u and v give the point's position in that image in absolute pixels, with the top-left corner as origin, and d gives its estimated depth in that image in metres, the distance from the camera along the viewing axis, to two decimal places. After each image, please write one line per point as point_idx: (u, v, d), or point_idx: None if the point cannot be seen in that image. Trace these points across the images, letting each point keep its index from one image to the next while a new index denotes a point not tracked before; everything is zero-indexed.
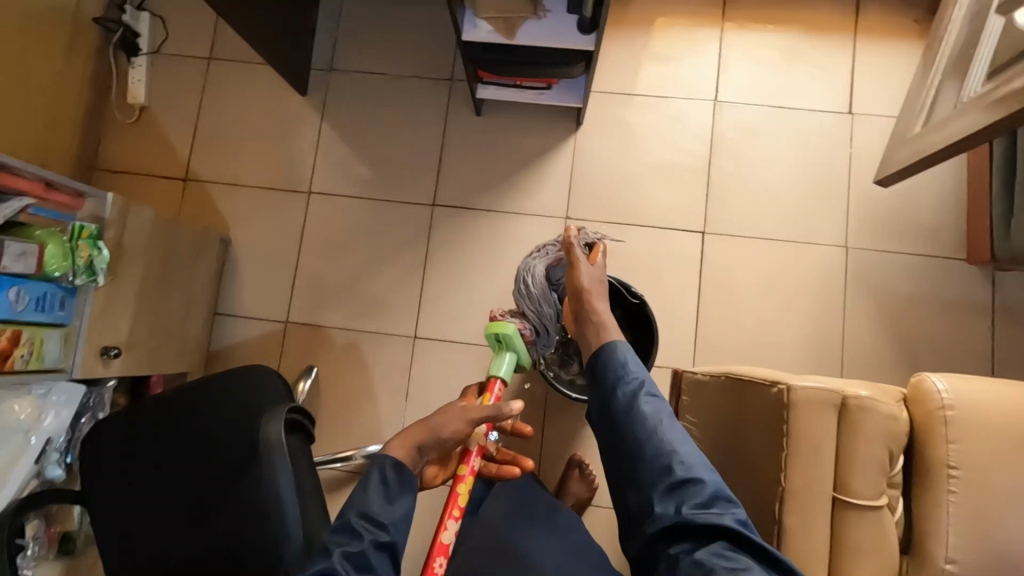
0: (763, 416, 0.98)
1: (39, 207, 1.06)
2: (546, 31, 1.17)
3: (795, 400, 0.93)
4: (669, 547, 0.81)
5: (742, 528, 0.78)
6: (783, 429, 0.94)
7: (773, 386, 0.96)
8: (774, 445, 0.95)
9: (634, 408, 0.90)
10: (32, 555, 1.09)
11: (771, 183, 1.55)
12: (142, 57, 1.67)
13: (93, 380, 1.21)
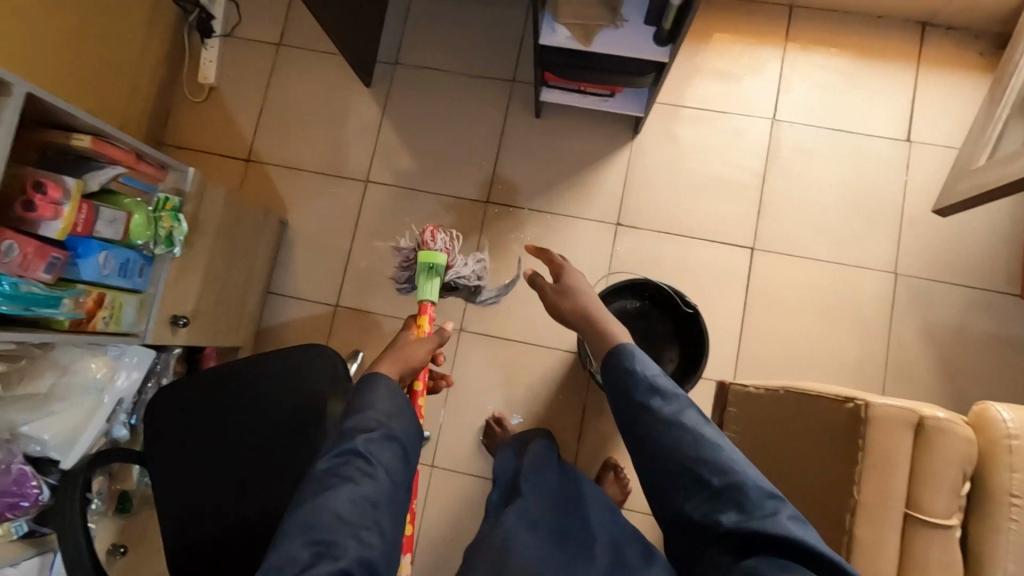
0: (833, 430, 0.98)
1: (129, 176, 1.09)
2: (622, 40, 1.20)
3: (873, 417, 0.92)
4: (720, 560, 0.71)
5: (799, 533, 0.67)
6: (859, 444, 0.94)
7: (849, 402, 0.96)
8: (847, 459, 0.95)
9: (652, 409, 0.78)
10: (96, 510, 1.14)
11: (824, 205, 1.57)
12: (215, 39, 1.72)
13: (161, 346, 1.25)
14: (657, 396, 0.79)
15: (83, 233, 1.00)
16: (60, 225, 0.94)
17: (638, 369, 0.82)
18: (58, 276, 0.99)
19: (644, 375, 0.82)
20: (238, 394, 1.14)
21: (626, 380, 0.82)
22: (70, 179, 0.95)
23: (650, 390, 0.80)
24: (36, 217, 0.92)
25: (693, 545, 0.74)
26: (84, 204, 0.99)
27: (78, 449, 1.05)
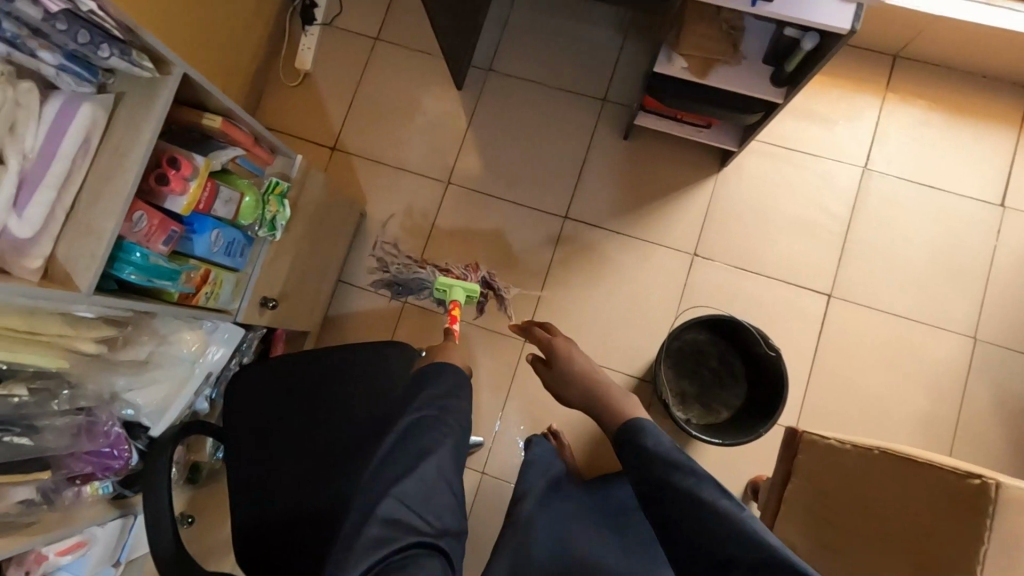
0: (944, 503, 0.93)
1: (245, 158, 1.11)
2: (738, 76, 1.20)
3: (1005, 496, 0.89)
4: None
5: None
6: (985, 523, 0.89)
7: (976, 477, 0.91)
8: (970, 534, 0.90)
9: (675, 482, 0.75)
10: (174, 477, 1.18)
11: (906, 260, 1.55)
12: (316, 27, 1.76)
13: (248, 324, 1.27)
14: (676, 473, 0.76)
15: (202, 210, 1.02)
16: (186, 201, 0.96)
17: (653, 446, 0.81)
18: (172, 248, 1.01)
19: (661, 452, 0.79)
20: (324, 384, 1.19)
21: (646, 456, 0.80)
22: (199, 158, 0.97)
23: (669, 465, 0.77)
24: (166, 190, 0.94)
25: None
26: (208, 183, 1.00)
27: (168, 417, 1.08)
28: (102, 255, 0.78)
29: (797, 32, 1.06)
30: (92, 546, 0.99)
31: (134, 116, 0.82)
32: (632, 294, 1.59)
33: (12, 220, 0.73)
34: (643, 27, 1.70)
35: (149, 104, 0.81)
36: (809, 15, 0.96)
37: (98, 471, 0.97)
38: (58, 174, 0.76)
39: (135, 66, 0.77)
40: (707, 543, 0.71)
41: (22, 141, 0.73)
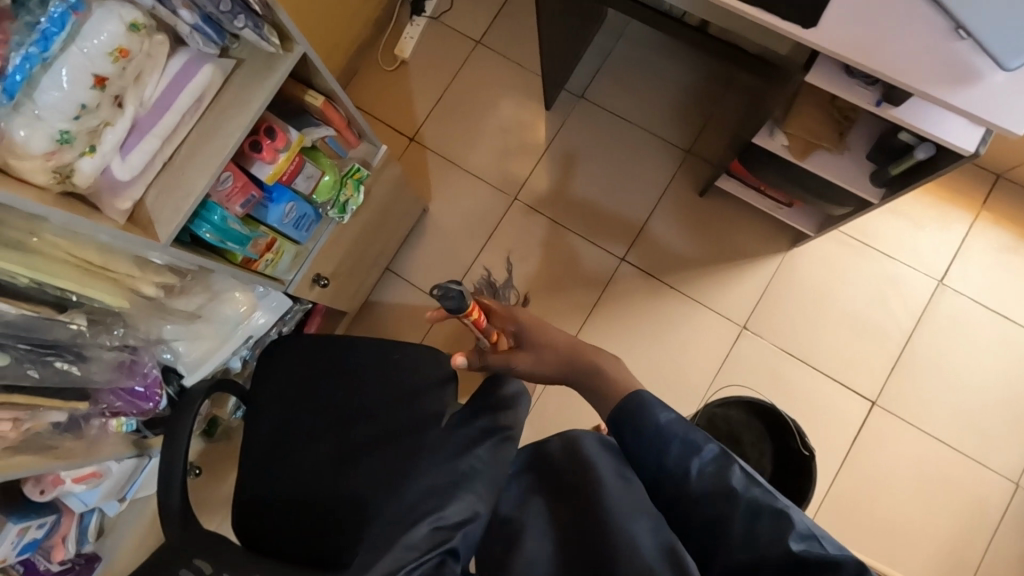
0: None
1: (334, 139, 1.11)
2: (837, 167, 1.17)
3: None
4: None
5: None
6: None
7: None
8: None
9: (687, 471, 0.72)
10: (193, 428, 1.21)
11: (963, 387, 1.48)
12: (423, 19, 1.78)
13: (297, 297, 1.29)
14: (693, 456, 0.73)
15: (284, 181, 1.04)
16: (271, 170, 0.98)
17: (663, 423, 0.76)
18: (246, 212, 1.03)
19: (671, 432, 0.75)
20: (354, 374, 1.21)
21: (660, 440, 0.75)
22: (294, 133, 0.99)
23: (683, 447, 0.74)
24: (257, 157, 0.96)
25: None
26: (296, 158, 1.02)
27: (202, 371, 1.10)
28: (187, 210, 0.80)
29: (912, 138, 1.03)
30: (104, 479, 1.02)
31: (248, 84, 0.83)
32: (671, 352, 1.56)
33: (116, 161, 0.75)
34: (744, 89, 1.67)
35: (263, 78, 0.83)
36: (935, 128, 0.91)
37: (127, 409, 0.98)
38: (167, 126, 0.77)
39: (262, 39, 0.79)
40: (736, 533, 0.66)
41: (142, 90, 0.75)
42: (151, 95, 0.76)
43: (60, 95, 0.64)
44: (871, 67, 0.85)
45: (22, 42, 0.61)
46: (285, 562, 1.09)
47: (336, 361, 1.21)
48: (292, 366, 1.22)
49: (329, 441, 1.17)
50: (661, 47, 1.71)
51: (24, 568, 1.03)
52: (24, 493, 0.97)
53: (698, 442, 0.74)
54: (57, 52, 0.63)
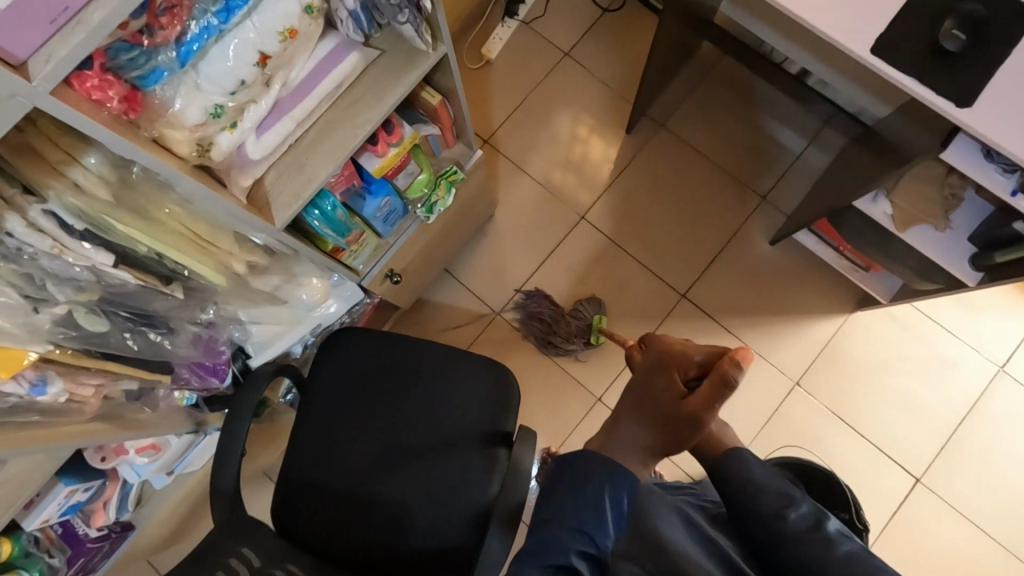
0: None
1: (435, 137, 1.09)
2: (937, 245, 1.14)
3: None
4: None
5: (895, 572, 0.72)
6: None
7: None
8: None
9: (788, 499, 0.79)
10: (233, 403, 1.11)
11: (1011, 477, 1.46)
12: (514, 22, 1.75)
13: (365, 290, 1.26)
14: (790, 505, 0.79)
15: (387, 176, 1.01)
16: (380, 163, 0.95)
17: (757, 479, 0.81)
18: (342, 200, 1.01)
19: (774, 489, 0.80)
20: (415, 378, 1.18)
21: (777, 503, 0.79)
22: (408, 129, 0.97)
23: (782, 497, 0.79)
24: (367, 150, 0.93)
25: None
26: (404, 154, 0.99)
27: (269, 353, 1.07)
28: (308, 198, 0.78)
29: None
30: (162, 453, 1.01)
31: (386, 78, 0.81)
32: None
33: (251, 139, 0.72)
34: (828, 144, 1.65)
35: (404, 73, 0.80)
36: None
37: (194, 381, 0.95)
38: (305, 110, 0.75)
39: (416, 37, 0.76)
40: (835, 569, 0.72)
41: (290, 70, 0.72)
42: (296, 76, 0.73)
43: (226, 68, 0.61)
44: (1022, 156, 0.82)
45: (206, 10, 0.58)
46: (323, 552, 1.10)
47: (400, 360, 1.19)
48: (356, 360, 1.18)
49: (384, 441, 1.16)
50: (751, 88, 1.69)
51: (63, 530, 1.01)
52: (85, 457, 0.95)
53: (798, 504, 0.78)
54: (234, 24, 0.60)
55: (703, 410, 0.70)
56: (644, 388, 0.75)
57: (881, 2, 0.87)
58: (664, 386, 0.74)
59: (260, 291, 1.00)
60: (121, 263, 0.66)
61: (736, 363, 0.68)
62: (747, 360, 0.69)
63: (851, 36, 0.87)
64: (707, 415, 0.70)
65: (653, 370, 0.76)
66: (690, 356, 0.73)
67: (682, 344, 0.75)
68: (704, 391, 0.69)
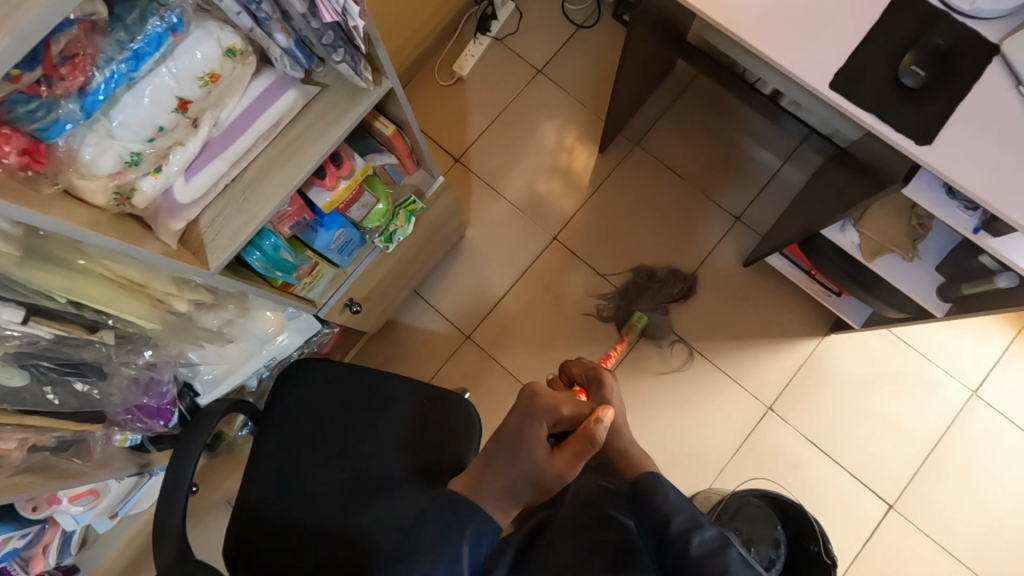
0: None
1: (393, 166, 1.06)
2: (906, 275, 1.12)
3: None
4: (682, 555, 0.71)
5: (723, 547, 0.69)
6: None
7: None
8: None
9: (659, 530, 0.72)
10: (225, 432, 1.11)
11: (984, 503, 1.45)
12: (486, 39, 1.72)
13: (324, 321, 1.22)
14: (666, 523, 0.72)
15: (339, 209, 0.98)
16: (330, 197, 0.92)
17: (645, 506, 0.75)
18: (294, 233, 0.97)
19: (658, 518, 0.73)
20: (374, 411, 1.14)
21: None
22: (359, 161, 0.93)
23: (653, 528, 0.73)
24: (314, 185, 0.90)
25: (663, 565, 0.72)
26: (357, 186, 0.97)
27: (220, 390, 1.04)
28: (245, 240, 0.75)
29: (993, 264, 0.99)
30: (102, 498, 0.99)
31: (328, 114, 0.77)
32: (692, 421, 1.52)
33: (179, 182, 0.69)
34: (803, 163, 1.63)
35: (347, 111, 0.77)
36: None
37: (136, 424, 0.92)
38: (239, 151, 0.71)
39: (356, 74, 0.73)
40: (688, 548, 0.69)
41: (220, 110, 0.68)
42: (228, 116, 0.70)
43: (140, 116, 0.58)
44: (985, 198, 0.80)
45: (111, 59, 0.55)
46: None
47: (360, 389, 1.15)
48: (315, 391, 1.15)
49: (344, 475, 1.12)
50: (725, 107, 1.67)
51: None
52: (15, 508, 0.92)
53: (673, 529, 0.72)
54: (146, 71, 0.58)
55: (569, 465, 0.80)
56: (522, 430, 0.82)
57: (841, 36, 0.85)
58: (538, 437, 0.82)
59: (207, 327, 0.95)
60: (34, 318, 0.64)
61: (600, 421, 0.81)
62: (607, 417, 0.83)
63: (810, 70, 0.85)
64: (571, 471, 0.80)
65: (525, 418, 0.83)
66: (564, 412, 0.84)
67: (557, 400, 0.85)
68: (574, 445, 0.81)
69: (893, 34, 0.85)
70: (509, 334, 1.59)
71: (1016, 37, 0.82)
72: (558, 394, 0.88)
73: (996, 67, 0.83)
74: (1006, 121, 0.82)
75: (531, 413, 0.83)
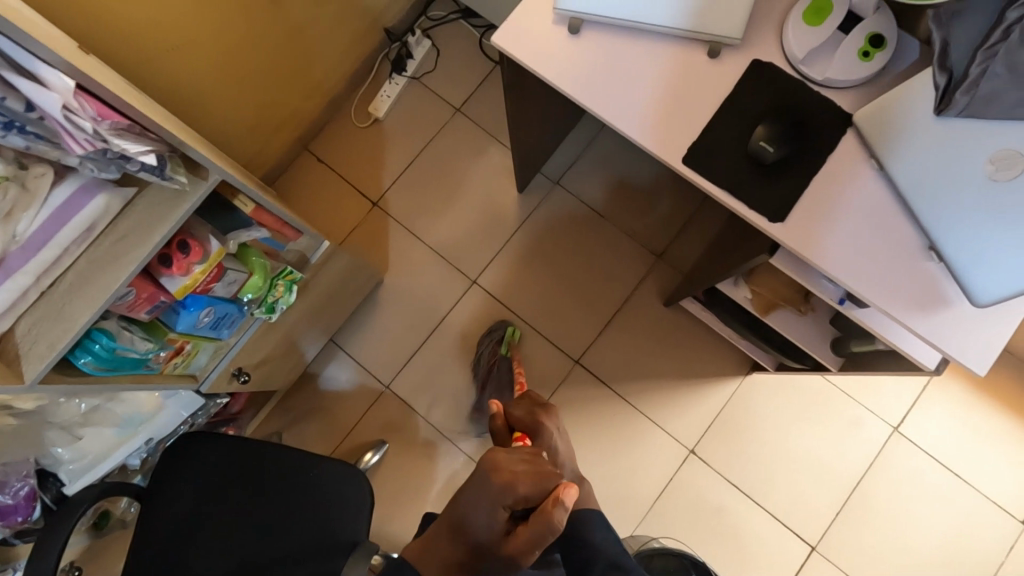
0: None
1: (269, 237, 1.05)
2: (799, 330, 1.10)
3: None
4: None
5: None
6: None
7: None
8: None
9: None
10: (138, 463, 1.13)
11: (907, 544, 1.43)
12: (403, 78, 1.69)
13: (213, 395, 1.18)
14: None
15: (200, 290, 0.94)
16: (183, 283, 0.89)
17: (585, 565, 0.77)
18: (154, 316, 0.93)
19: None
20: (270, 484, 1.11)
21: None
22: (214, 244, 0.90)
23: None
24: (164, 272, 0.87)
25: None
26: (217, 266, 0.93)
27: (88, 478, 1.02)
28: (61, 349, 0.71)
29: None
30: None
31: (151, 214, 0.75)
32: (614, 467, 1.50)
33: None
34: None
35: (170, 211, 0.75)
36: (900, 340, 0.84)
37: None
38: (43, 262, 0.69)
39: (166, 178, 0.71)
40: None
41: (15, 225, 0.67)
42: (27, 229, 0.68)
43: None
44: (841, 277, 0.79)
45: None
46: None
47: (249, 464, 1.12)
48: (202, 467, 1.12)
49: (232, 560, 1.08)
50: None
51: None
52: None
53: None
54: None
55: (526, 552, 0.72)
56: (483, 512, 0.74)
57: (692, 110, 0.84)
58: (497, 518, 0.73)
59: (67, 420, 0.98)
60: None
61: (560, 504, 0.70)
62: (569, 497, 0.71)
63: (661, 146, 0.84)
64: (526, 557, 0.72)
65: (482, 500, 0.74)
66: (524, 489, 0.73)
67: (514, 474, 0.74)
68: (532, 532, 0.71)
69: (745, 107, 0.83)
70: (430, 381, 1.57)
71: (866, 110, 0.80)
72: (522, 462, 0.77)
73: (849, 140, 0.82)
74: (858, 199, 0.81)
75: (481, 499, 0.74)
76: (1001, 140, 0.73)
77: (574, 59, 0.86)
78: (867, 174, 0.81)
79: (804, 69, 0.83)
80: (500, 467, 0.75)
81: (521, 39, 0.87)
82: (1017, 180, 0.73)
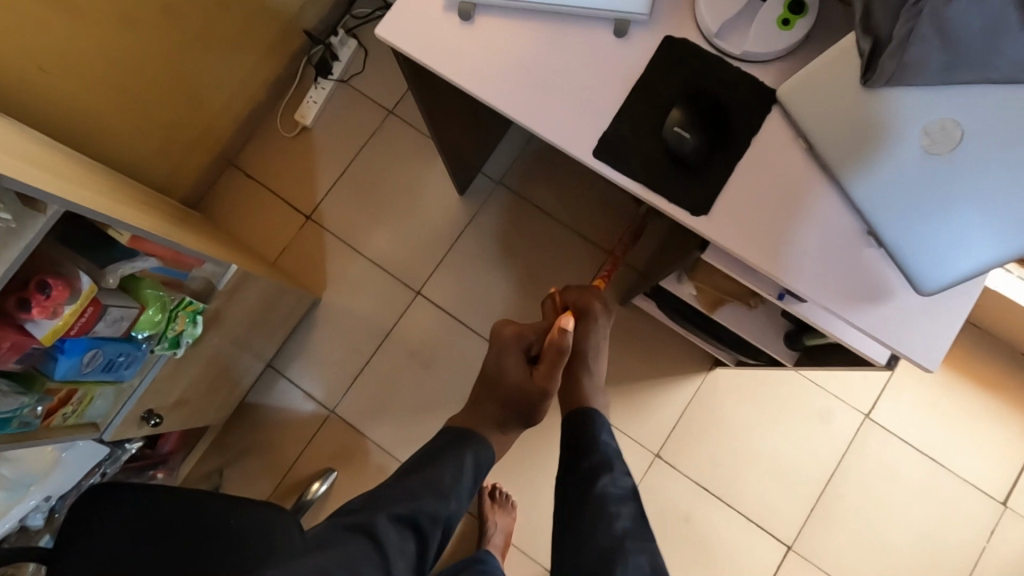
0: None
1: (161, 266, 0.96)
2: (750, 325, 1.02)
3: None
4: (616, 494, 0.85)
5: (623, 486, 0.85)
6: None
7: None
8: None
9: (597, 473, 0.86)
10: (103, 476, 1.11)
11: (886, 536, 1.37)
12: (330, 82, 1.60)
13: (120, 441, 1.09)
14: (604, 471, 0.86)
15: (76, 333, 0.83)
16: (52, 329, 0.79)
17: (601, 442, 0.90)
18: (27, 365, 0.83)
19: (601, 453, 0.89)
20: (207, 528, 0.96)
21: None
22: (86, 280, 0.81)
23: (603, 461, 0.88)
24: (26, 317, 0.77)
25: (583, 484, 0.87)
26: (93, 304, 0.83)
27: None
28: None
29: None
30: None
31: None
32: None
33: None
34: None
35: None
36: (847, 335, 0.77)
37: None
38: None
39: None
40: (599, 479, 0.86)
41: None
42: None
43: None
44: (774, 273, 0.72)
45: None
46: None
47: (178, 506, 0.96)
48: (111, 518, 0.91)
49: None
50: None
51: None
52: None
53: (616, 473, 0.87)
54: None
55: (547, 377, 0.90)
56: (503, 361, 0.94)
57: (598, 98, 0.75)
58: (515, 360, 0.94)
59: None
60: None
61: (563, 329, 0.88)
62: (569, 325, 0.89)
63: (568, 140, 0.75)
64: (552, 380, 0.90)
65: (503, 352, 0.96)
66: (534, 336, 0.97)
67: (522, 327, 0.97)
68: (546, 360, 0.90)
69: (658, 91, 0.75)
70: (378, 401, 1.48)
71: (791, 86, 0.72)
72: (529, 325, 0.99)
73: (775, 119, 0.74)
74: (789, 184, 0.73)
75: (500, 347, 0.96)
76: (935, 108, 0.65)
77: (465, 49, 0.77)
78: (796, 156, 0.73)
79: (720, 44, 0.75)
80: (509, 324, 0.98)
81: (408, 31, 0.78)
82: (953, 153, 0.65)
